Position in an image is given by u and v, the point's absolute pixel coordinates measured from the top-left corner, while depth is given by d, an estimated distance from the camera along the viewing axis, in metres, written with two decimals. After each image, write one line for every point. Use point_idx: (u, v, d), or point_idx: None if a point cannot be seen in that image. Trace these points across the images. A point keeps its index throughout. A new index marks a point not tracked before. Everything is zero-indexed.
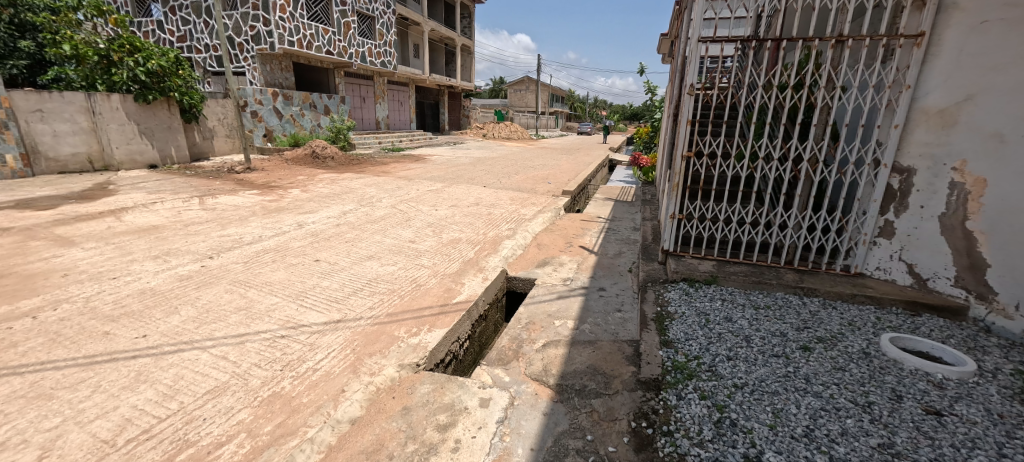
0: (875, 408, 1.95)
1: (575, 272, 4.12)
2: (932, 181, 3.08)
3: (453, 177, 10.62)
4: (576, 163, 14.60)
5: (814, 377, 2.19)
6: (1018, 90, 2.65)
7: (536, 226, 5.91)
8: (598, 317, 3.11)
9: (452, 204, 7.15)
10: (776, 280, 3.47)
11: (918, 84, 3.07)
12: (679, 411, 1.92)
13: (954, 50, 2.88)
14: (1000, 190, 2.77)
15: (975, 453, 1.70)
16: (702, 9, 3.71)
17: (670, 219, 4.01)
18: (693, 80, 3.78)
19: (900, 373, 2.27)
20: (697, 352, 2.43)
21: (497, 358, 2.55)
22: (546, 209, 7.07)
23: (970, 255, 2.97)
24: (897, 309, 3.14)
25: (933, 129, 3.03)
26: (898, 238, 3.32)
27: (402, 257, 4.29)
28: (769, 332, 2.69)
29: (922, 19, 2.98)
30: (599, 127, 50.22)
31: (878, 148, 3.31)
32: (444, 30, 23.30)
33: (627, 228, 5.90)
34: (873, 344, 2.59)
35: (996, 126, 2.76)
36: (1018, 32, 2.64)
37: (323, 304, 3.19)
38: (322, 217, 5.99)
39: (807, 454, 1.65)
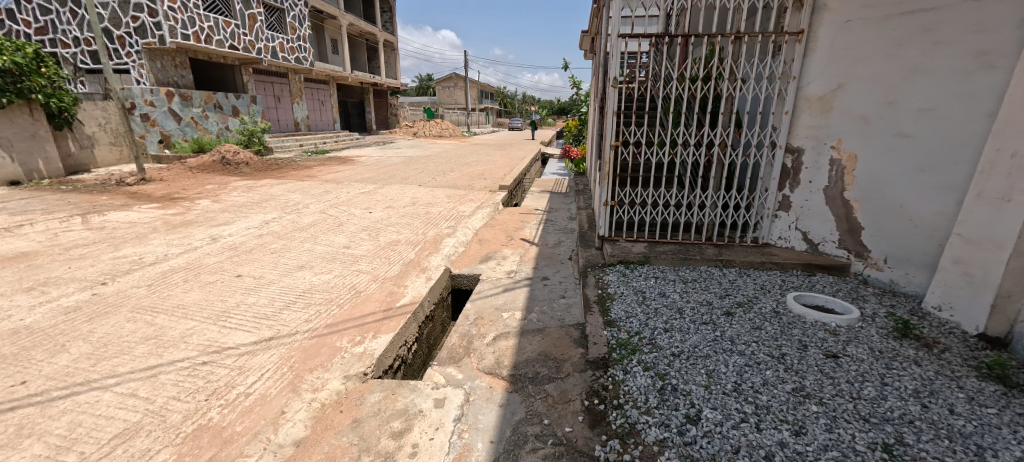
0: (787, 358, 2.23)
1: (519, 264, 4.19)
2: (816, 159, 3.58)
3: (385, 177, 10.25)
4: (510, 158, 14.80)
5: (737, 338, 2.44)
6: (876, 78, 3.14)
7: (475, 222, 5.89)
8: (545, 305, 3.20)
9: (387, 206, 6.89)
10: (700, 255, 3.80)
11: (800, 76, 3.54)
12: (627, 384, 2.03)
13: (826, 45, 3.35)
14: (868, 163, 3.28)
15: (865, 385, 2.01)
16: (619, 6, 3.92)
17: (604, 206, 4.22)
18: (615, 74, 4.00)
19: (804, 326, 2.62)
20: (637, 328, 2.59)
21: (448, 357, 2.51)
22: (484, 205, 7.08)
23: (849, 220, 3.48)
24: (797, 271, 3.60)
25: (815, 114, 3.52)
26: (794, 209, 3.81)
27: (337, 264, 4.06)
28: (697, 302, 2.95)
29: (801, 19, 3.43)
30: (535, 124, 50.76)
31: (773, 133, 3.76)
32: (364, 24, 22.14)
33: (564, 218, 6.10)
34: (781, 304, 2.95)
35: (862, 110, 3.24)
36: (874, 29, 3.11)
37: (251, 323, 2.92)
38: (240, 228, 5.47)
39: (737, 406, 1.84)
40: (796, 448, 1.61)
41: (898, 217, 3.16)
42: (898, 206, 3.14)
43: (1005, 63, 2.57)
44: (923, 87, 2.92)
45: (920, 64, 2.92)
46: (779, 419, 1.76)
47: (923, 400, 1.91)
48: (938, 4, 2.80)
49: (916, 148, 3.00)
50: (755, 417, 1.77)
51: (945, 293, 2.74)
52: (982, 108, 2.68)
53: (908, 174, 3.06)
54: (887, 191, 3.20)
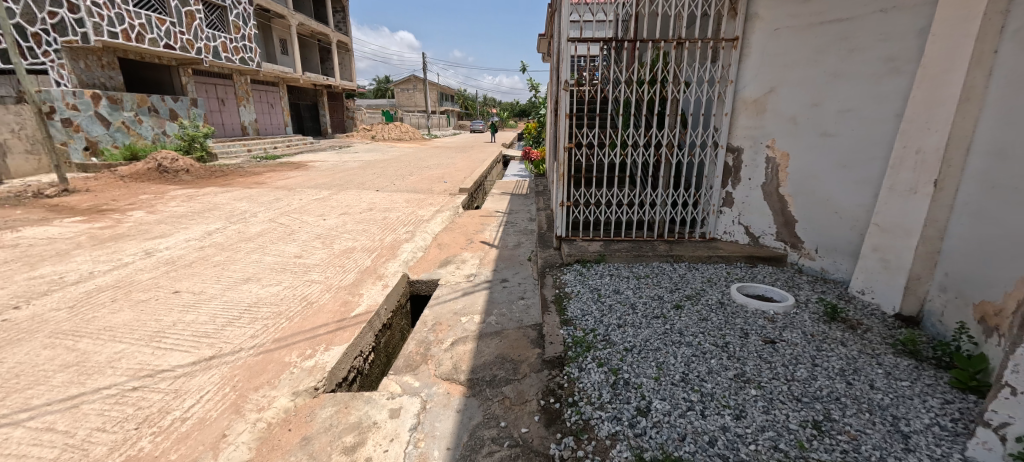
0: (730, 346, 2.36)
1: (478, 267, 4.18)
2: (754, 157, 3.84)
3: (341, 183, 9.91)
4: (471, 160, 14.74)
5: (685, 329, 2.56)
6: (803, 82, 3.41)
7: (435, 226, 5.82)
8: (504, 307, 3.21)
9: (342, 212, 6.66)
10: (652, 252, 3.95)
11: (737, 80, 3.82)
12: (582, 381, 2.08)
13: (759, 51, 3.63)
14: (798, 161, 3.55)
15: (798, 367, 2.17)
16: (568, 11, 4.02)
17: (560, 207, 4.30)
18: (566, 77, 4.09)
19: (746, 314, 2.79)
20: (592, 325, 2.66)
21: (404, 365, 2.46)
22: (444, 209, 7.01)
23: (784, 214, 3.74)
24: (741, 263, 3.83)
25: (752, 116, 3.79)
26: (736, 205, 4.06)
27: (287, 275, 3.88)
28: (649, 297, 3.07)
29: (736, 27, 3.70)
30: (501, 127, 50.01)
31: (714, 133, 4.03)
32: (314, 23, 21.31)
33: (524, 220, 6.15)
34: (726, 295, 3.12)
35: (791, 111, 3.52)
36: (799, 37, 3.39)
37: (189, 342, 2.73)
38: (179, 241, 5.11)
39: (684, 395, 1.93)
40: (736, 432, 1.71)
41: (826, 210, 3.42)
42: (825, 201, 3.41)
43: (907, 69, 2.80)
44: (841, 90, 3.19)
45: (839, 69, 3.19)
46: (722, 404, 1.87)
47: (848, 378, 2.09)
48: (851, 15, 3.08)
49: (837, 146, 3.26)
50: (701, 404, 1.87)
51: (866, 278, 3.01)
52: (890, 110, 2.92)
53: (832, 170, 3.32)
54: (816, 187, 3.47)
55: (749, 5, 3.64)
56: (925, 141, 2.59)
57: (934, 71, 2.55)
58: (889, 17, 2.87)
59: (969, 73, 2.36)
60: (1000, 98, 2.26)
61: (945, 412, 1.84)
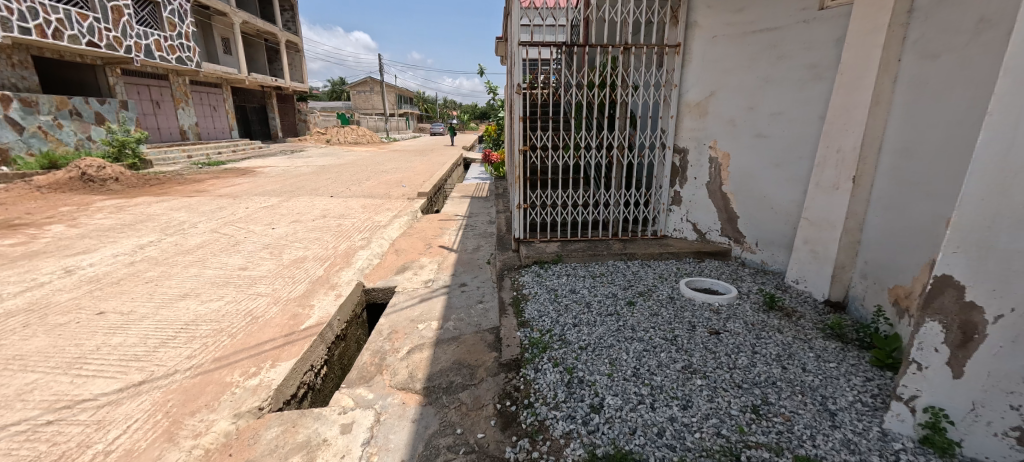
0: (679, 339, 2.47)
1: (436, 272, 4.11)
2: (698, 157, 4.05)
3: (292, 189, 9.47)
4: (431, 163, 14.53)
5: (637, 325, 2.65)
6: (739, 86, 3.64)
7: (392, 232, 5.68)
8: (462, 312, 3.18)
9: (293, 220, 6.36)
10: (607, 251, 4.06)
11: (681, 84, 4.02)
12: (537, 382, 2.10)
13: (700, 57, 3.84)
14: (737, 160, 3.77)
15: (740, 355, 2.30)
16: (518, 15, 4.06)
17: (517, 209, 4.33)
18: (519, 80, 4.12)
19: (693, 307, 2.93)
20: (548, 325, 2.69)
21: (357, 377, 2.38)
22: (402, 213, 6.86)
23: (727, 211, 3.96)
24: (689, 259, 4.02)
25: (695, 118, 3.99)
26: (684, 203, 4.26)
27: (230, 288, 3.65)
28: (604, 295, 3.15)
29: (678, 33, 3.92)
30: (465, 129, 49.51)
31: (662, 134, 4.22)
32: (260, 22, 20.27)
33: (483, 223, 6.14)
34: (675, 290, 3.26)
35: (729, 113, 3.75)
36: (734, 43, 3.62)
37: (116, 367, 2.51)
38: (106, 256, 4.68)
39: (636, 389, 1.99)
40: (683, 421, 1.79)
41: (763, 206, 3.65)
42: (762, 197, 3.64)
43: (827, 75, 3.05)
44: (772, 94, 3.43)
45: (769, 75, 3.42)
46: (670, 396, 1.95)
47: (783, 363, 2.24)
48: (777, 25, 3.32)
49: (771, 147, 3.50)
50: (651, 397, 1.94)
51: (800, 268, 3.24)
52: (814, 112, 3.17)
53: (767, 169, 3.56)
54: (754, 184, 3.70)
55: (689, 14, 3.86)
56: (844, 141, 2.82)
57: (849, 77, 2.79)
58: (810, 27, 3.11)
59: (878, 79, 2.60)
60: (904, 102, 2.51)
61: (866, 389, 2.02)
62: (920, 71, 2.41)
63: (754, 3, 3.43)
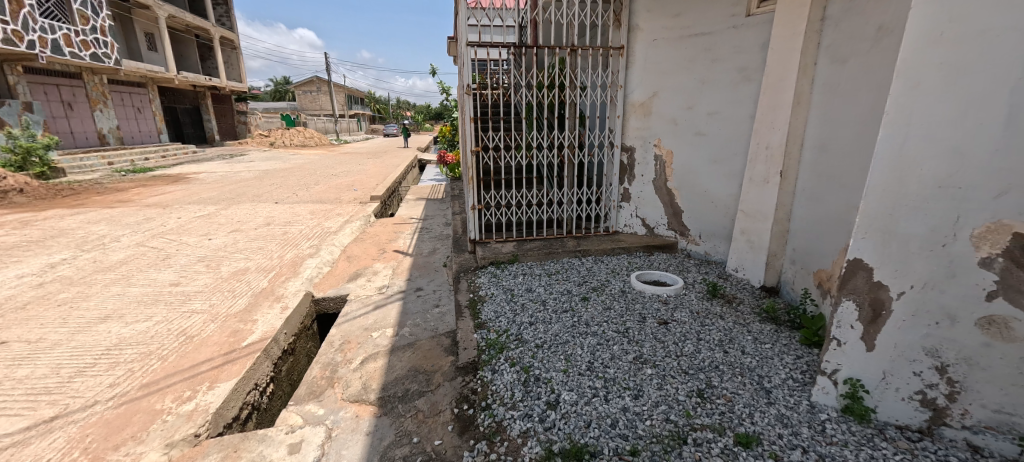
0: (630, 331, 2.56)
1: (391, 278, 3.99)
2: (644, 155, 4.22)
3: (231, 196, 8.87)
4: (384, 166, 14.14)
5: (591, 320, 2.72)
6: (679, 87, 3.83)
7: (343, 238, 5.46)
8: (418, 317, 3.11)
9: (232, 230, 5.95)
10: (561, 249, 4.12)
11: (626, 85, 4.17)
12: (495, 383, 2.10)
13: (642, 59, 4.01)
14: (680, 158, 3.97)
15: (686, 343, 2.42)
16: (465, 15, 4.03)
17: (471, 210, 4.31)
18: (468, 81, 4.10)
19: (644, 299, 3.05)
20: (505, 326, 2.70)
21: (306, 393, 2.26)
22: (354, 218, 6.61)
23: (672, 206, 4.16)
24: (640, 253, 4.18)
25: (640, 118, 4.16)
26: (634, 199, 4.43)
27: (160, 306, 3.36)
28: (559, 292, 3.21)
29: (621, 36, 4.06)
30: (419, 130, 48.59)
31: (610, 134, 4.36)
32: (190, 16, 18.80)
33: (439, 225, 6.05)
34: (626, 283, 3.38)
35: (671, 113, 3.93)
36: (673, 46, 3.80)
37: (21, 403, 2.23)
38: (9, 278, 4.15)
39: (590, 383, 2.05)
40: (635, 410, 1.86)
41: (705, 201, 3.87)
42: (703, 192, 3.86)
43: (755, 77, 3.28)
44: (708, 95, 3.63)
45: (705, 76, 3.63)
46: (623, 387, 2.01)
47: (725, 348, 2.38)
48: (710, 30, 3.52)
49: (709, 144, 3.71)
50: (604, 390, 2.00)
51: (738, 258, 3.46)
52: (745, 111, 3.40)
53: (706, 165, 3.77)
54: (695, 180, 3.90)
55: (632, 17, 4.01)
56: (771, 138, 3.05)
57: (774, 78, 3.01)
58: (739, 32, 3.33)
59: (798, 81, 2.83)
60: (821, 102, 2.75)
61: (796, 367, 2.19)
62: (833, 74, 2.65)
63: (689, 8, 3.63)
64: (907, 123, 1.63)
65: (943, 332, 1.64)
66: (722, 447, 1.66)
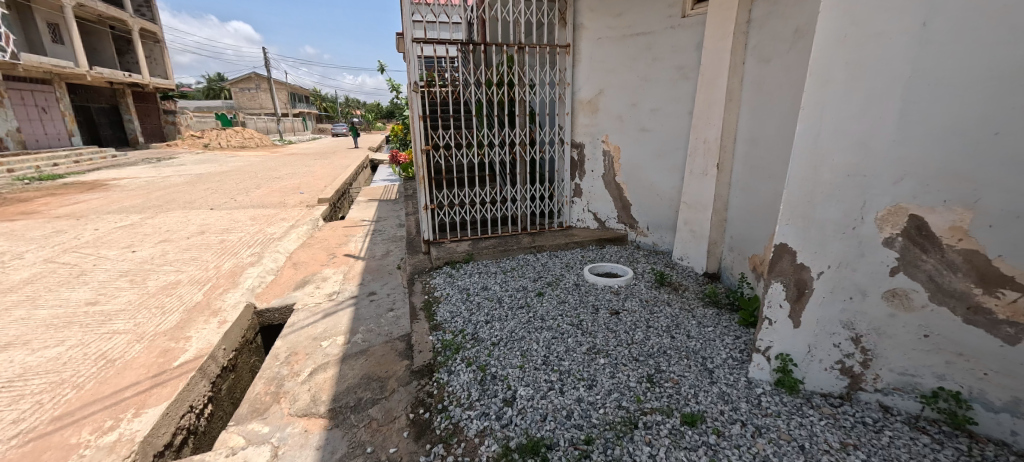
0: (584, 323, 2.63)
1: (341, 283, 3.83)
2: (593, 151, 4.33)
3: (159, 203, 8.13)
4: (332, 167, 13.54)
5: (546, 314, 2.76)
6: (623, 84, 3.96)
7: (288, 244, 5.16)
8: (371, 323, 3.00)
9: (161, 240, 5.45)
10: (516, 245, 4.15)
11: (573, 83, 4.26)
12: (451, 384, 2.08)
13: (588, 57, 4.10)
14: (626, 153, 4.11)
15: (636, 331, 2.52)
16: (409, 11, 3.93)
17: (424, 210, 4.22)
18: (415, 78, 4.00)
19: (597, 291, 3.14)
20: (461, 326, 2.68)
21: (249, 411, 2.12)
22: (300, 223, 6.28)
23: (621, 199, 4.30)
24: (592, 246, 4.29)
25: (588, 114, 4.26)
26: (585, 195, 4.54)
27: (74, 329, 3.02)
28: (515, 289, 3.23)
29: (567, 35, 4.14)
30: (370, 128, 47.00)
31: (560, 131, 4.44)
32: (101, 5, 16.95)
33: (392, 226, 5.88)
34: (579, 277, 3.46)
35: (617, 110, 4.06)
36: (616, 45, 3.92)
37: None
38: None
39: (546, 377, 2.08)
40: (589, 400, 1.91)
41: (650, 194, 4.04)
42: (649, 186, 4.02)
43: (692, 76, 3.46)
44: (650, 92, 3.79)
45: (647, 74, 3.77)
46: (577, 378, 2.06)
47: (672, 333, 2.50)
48: (650, 30, 3.67)
49: (653, 140, 3.87)
50: (559, 382, 2.04)
51: (683, 247, 3.64)
52: (684, 108, 3.57)
53: (651, 160, 3.93)
54: (641, 174, 4.06)
55: (576, 17, 4.09)
56: (708, 133, 3.23)
57: (707, 77, 3.19)
58: (676, 32, 3.49)
59: (729, 79, 3.02)
60: (750, 98, 2.94)
61: (735, 346, 2.35)
62: (759, 72, 2.85)
63: (630, 8, 3.75)
64: (819, 118, 1.79)
65: (856, 305, 1.81)
66: (670, 428, 1.75)
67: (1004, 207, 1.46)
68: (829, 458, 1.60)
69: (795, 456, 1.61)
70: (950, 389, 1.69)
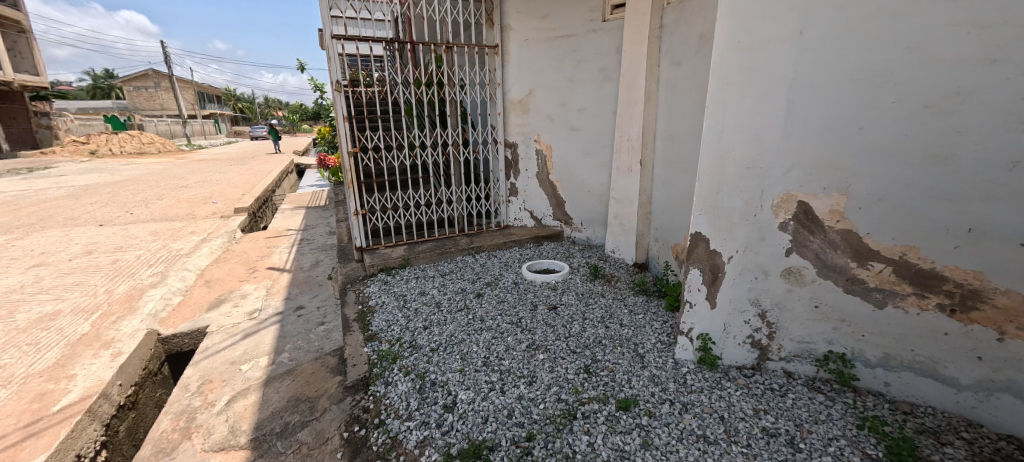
0: (523, 321, 2.66)
1: (264, 299, 3.52)
2: (526, 150, 4.40)
3: (31, 221, 6.94)
4: (251, 173, 12.44)
5: (485, 315, 2.75)
6: (552, 85, 4.06)
7: (199, 260, 4.65)
8: (299, 339, 2.79)
9: (34, 264, 4.66)
10: (454, 247, 4.09)
11: (503, 83, 4.29)
12: (388, 396, 2.00)
13: (517, 58, 4.15)
14: (558, 151, 4.22)
15: (573, 323, 2.60)
16: (326, 5, 3.69)
17: (354, 216, 4.01)
18: (337, 77, 3.78)
19: (535, 288, 3.19)
20: (398, 334, 2.59)
21: (152, 453, 1.87)
22: (213, 235, 5.69)
23: (555, 197, 4.42)
24: (530, 244, 4.35)
25: (519, 114, 4.32)
26: (521, 193, 4.59)
27: None
28: (453, 292, 3.18)
29: (495, 36, 4.15)
30: (292, 131, 43.86)
31: (492, 131, 4.44)
32: None
33: (321, 234, 5.53)
34: (518, 275, 3.50)
35: (547, 110, 4.15)
36: (543, 47, 4.01)
37: None
38: None
39: (487, 378, 2.07)
40: (529, 397, 1.93)
41: (582, 191, 4.18)
42: (581, 183, 4.16)
43: (614, 77, 3.64)
44: (577, 93, 3.92)
45: (573, 75, 3.90)
46: (517, 376, 2.08)
47: (606, 323, 2.62)
48: (574, 32, 3.80)
49: (582, 138, 4.01)
50: (500, 382, 2.04)
51: (614, 240, 3.82)
52: (608, 108, 3.74)
53: (581, 158, 4.07)
54: (573, 172, 4.19)
55: (503, 17, 4.12)
56: (630, 131, 3.41)
57: (628, 79, 3.37)
58: (598, 35, 3.65)
59: (647, 81, 3.23)
60: (666, 99, 3.16)
61: (663, 331, 2.51)
62: (672, 74, 3.07)
63: (554, 11, 3.86)
64: (722, 116, 1.97)
65: (761, 284, 2.02)
66: (607, 414, 1.82)
67: (870, 191, 1.71)
68: (745, 424, 1.76)
69: (716, 426, 1.75)
70: (838, 351, 1.93)
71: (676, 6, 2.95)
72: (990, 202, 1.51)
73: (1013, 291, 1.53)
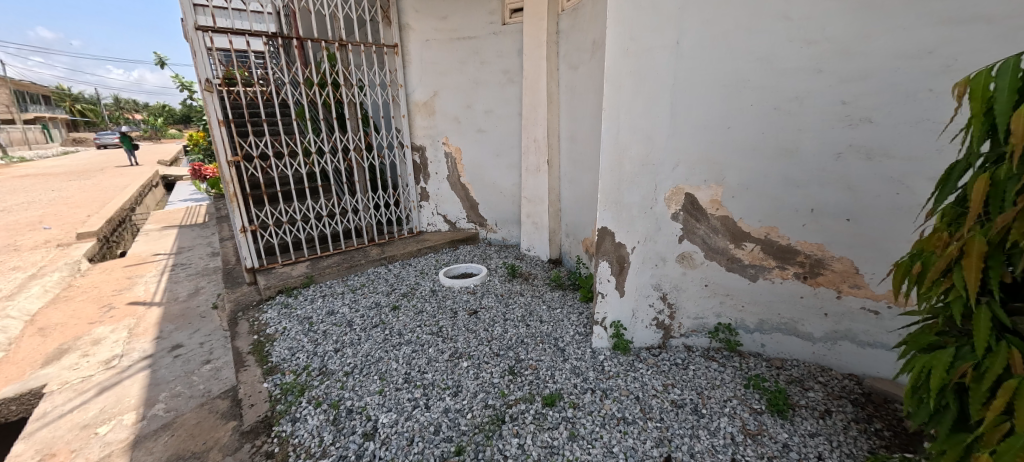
0: (443, 329, 2.58)
1: (126, 341, 2.93)
2: (435, 153, 4.29)
3: None
4: (100, 189, 10.34)
5: (403, 329, 2.61)
6: (456, 86, 4.00)
7: (27, 302, 3.71)
8: (178, 384, 2.37)
9: None
10: (364, 259, 3.83)
11: (406, 84, 4.12)
12: (297, 435, 1.80)
13: (418, 58, 4.02)
14: (467, 153, 4.17)
15: (495, 326, 2.60)
16: None
17: (241, 233, 3.52)
18: (207, 75, 3.28)
19: (454, 294, 3.12)
20: (305, 361, 2.34)
21: None
22: (48, 270, 4.59)
23: (468, 199, 4.38)
24: (445, 249, 4.26)
25: (424, 117, 4.19)
26: (432, 198, 4.47)
27: None
28: (366, 307, 2.97)
29: (393, 35, 3.97)
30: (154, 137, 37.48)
31: (397, 134, 4.24)
32: None
33: (200, 257, 4.78)
34: (436, 282, 3.39)
35: (453, 112, 4.09)
36: (444, 48, 3.94)
37: None
38: None
39: (409, 395, 1.97)
40: (455, 408, 1.88)
41: (494, 192, 4.20)
42: (492, 184, 4.17)
43: (517, 79, 3.71)
44: (482, 94, 3.92)
45: (477, 77, 3.90)
46: (442, 388, 2.02)
47: (527, 321, 2.65)
48: (475, 34, 3.79)
49: (490, 140, 4.02)
50: (423, 397, 1.96)
51: (528, 239, 3.90)
52: (514, 109, 3.80)
53: (491, 159, 4.09)
54: (484, 174, 4.18)
55: (401, 16, 3.95)
56: (537, 132, 3.50)
57: (530, 81, 3.46)
58: (499, 38, 3.70)
59: (548, 84, 3.35)
60: (566, 101, 3.31)
61: (580, 322, 2.63)
62: (570, 78, 3.22)
63: (454, 12, 3.81)
64: (618, 118, 2.10)
65: (661, 270, 2.21)
66: (534, 413, 1.84)
67: (740, 182, 1.96)
68: (657, 400, 1.91)
69: (633, 407, 1.87)
70: (726, 322, 2.20)
71: (570, 13, 3.11)
72: (825, 186, 1.84)
73: (845, 257, 1.88)
